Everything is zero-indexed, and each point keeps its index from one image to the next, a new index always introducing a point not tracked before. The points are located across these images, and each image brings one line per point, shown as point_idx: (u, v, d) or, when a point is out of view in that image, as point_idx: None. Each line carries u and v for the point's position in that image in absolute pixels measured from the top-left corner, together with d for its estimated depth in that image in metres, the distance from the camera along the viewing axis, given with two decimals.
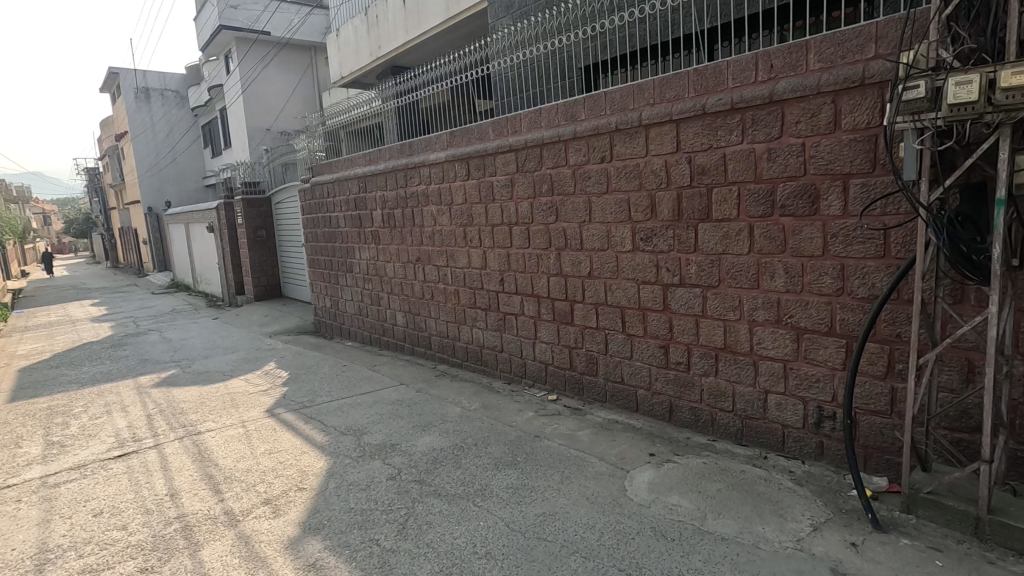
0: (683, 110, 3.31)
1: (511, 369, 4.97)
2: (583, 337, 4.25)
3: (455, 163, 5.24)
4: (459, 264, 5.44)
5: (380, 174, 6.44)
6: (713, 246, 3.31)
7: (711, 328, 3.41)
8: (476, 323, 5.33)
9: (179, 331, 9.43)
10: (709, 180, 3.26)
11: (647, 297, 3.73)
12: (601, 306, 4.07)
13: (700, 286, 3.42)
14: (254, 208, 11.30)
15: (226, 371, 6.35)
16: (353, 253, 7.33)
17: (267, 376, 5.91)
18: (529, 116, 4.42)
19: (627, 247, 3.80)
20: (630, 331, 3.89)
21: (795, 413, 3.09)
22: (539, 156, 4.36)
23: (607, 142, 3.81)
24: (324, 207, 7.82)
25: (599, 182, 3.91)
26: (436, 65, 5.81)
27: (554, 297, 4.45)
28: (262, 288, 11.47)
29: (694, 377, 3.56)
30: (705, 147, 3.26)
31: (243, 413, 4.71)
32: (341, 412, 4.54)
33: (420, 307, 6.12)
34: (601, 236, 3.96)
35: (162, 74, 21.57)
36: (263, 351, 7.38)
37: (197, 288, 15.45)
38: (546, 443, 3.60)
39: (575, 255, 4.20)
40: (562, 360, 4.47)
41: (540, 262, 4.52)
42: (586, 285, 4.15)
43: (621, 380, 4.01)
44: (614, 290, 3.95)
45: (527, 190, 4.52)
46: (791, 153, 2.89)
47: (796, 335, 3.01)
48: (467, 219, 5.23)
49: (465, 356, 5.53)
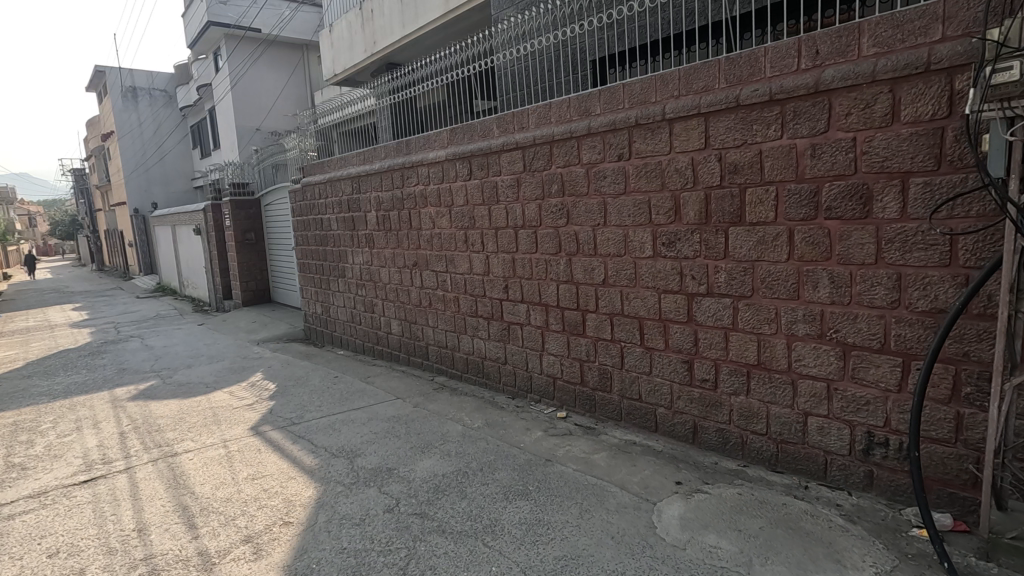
0: (713, 102, 3.01)
1: (516, 382, 4.64)
2: (596, 350, 3.93)
3: (456, 162, 4.91)
4: (459, 269, 5.10)
5: (375, 174, 6.10)
6: (746, 252, 3.01)
7: (742, 342, 3.10)
8: (477, 333, 4.99)
9: (161, 338, 9.00)
10: (743, 179, 2.96)
11: (668, 307, 3.42)
12: (616, 317, 3.75)
13: (731, 296, 3.11)
14: (242, 209, 10.90)
15: (209, 383, 5.96)
16: (345, 257, 6.97)
17: (253, 388, 5.53)
18: (537, 111, 4.10)
19: (647, 253, 3.48)
20: (648, 344, 3.57)
21: (840, 438, 2.77)
22: (548, 154, 4.04)
23: (625, 138, 3.49)
24: (315, 209, 7.46)
25: (616, 182, 3.59)
26: (434, 59, 5.48)
27: (563, 307, 4.12)
28: (250, 292, 11.06)
29: (722, 395, 3.24)
30: (739, 143, 2.95)
31: (225, 431, 4.33)
32: (332, 430, 4.18)
33: (417, 314, 5.77)
34: (617, 240, 3.64)
35: (150, 74, 21.26)
36: (250, 360, 6.99)
37: (183, 292, 14.95)
38: (559, 469, 3.27)
39: (588, 261, 3.88)
40: (572, 374, 4.14)
41: (548, 268, 4.20)
42: (599, 294, 3.83)
43: (638, 397, 3.68)
44: (631, 299, 3.63)
45: (535, 190, 4.20)
46: (839, 149, 2.59)
47: (842, 352, 2.71)
48: (468, 222, 4.90)
49: (465, 368, 5.19)
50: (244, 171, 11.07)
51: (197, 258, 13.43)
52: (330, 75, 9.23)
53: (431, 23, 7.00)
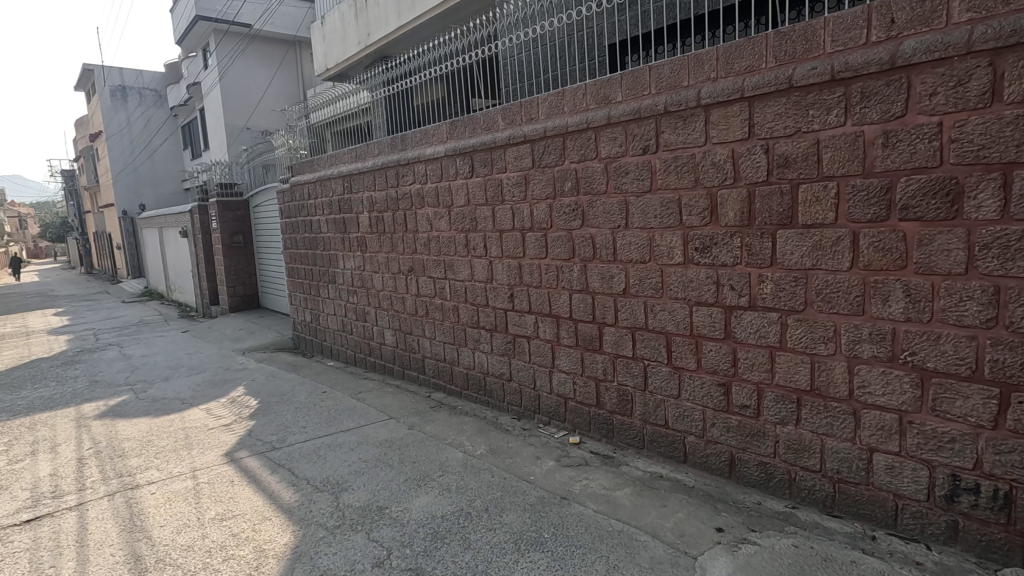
0: (760, 84, 2.58)
1: (523, 402, 4.19)
2: (615, 368, 3.48)
3: (457, 158, 4.47)
4: (459, 276, 4.65)
5: (368, 172, 5.64)
6: (798, 259, 2.58)
7: (792, 364, 2.66)
8: (479, 346, 4.54)
9: (141, 346, 8.49)
10: (796, 174, 2.53)
11: (700, 322, 2.99)
12: (637, 332, 3.31)
13: (778, 310, 2.68)
14: (229, 211, 10.42)
15: (186, 398, 5.47)
16: (336, 262, 6.51)
17: (232, 405, 5.05)
18: (547, 99, 3.68)
19: (676, 260, 3.05)
20: (677, 364, 3.14)
21: (915, 481, 2.34)
22: (560, 148, 3.61)
23: (651, 127, 3.06)
24: (304, 210, 7.00)
25: (640, 178, 3.16)
26: (431, 47, 5.06)
27: (577, 319, 3.68)
28: (238, 298, 10.57)
29: (765, 424, 2.80)
30: (791, 131, 2.52)
31: (197, 457, 3.86)
32: (316, 458, 3.71)
33: (412, 324, 5.32)
34: (641, 245, 3.21)
35: (140, 73, 20.83)
36: (233, 372, 6.50)
37: (170, 297, 14.41)
38: (578, 510, 2.82)
39: (605, 268, 3.44)
40: (586, 395, 3.70)
41: (558, 276, 3.76)
42: (619, 305, 3.39)
43: (664, 423, 3.25)
44: (657, 312, 3.19)
45: (545, 189, 3.76)
46: (920, 136, 2.16)
47: (919, 379, 2.27)
48: (469, 224, 4.45)
49: (465, 384, 4.73)
50: (232, 171, 10.59)
51: (184, 262, 12.93)
52: (322, 71, 8.79)
53: (430, 12, 6.58)
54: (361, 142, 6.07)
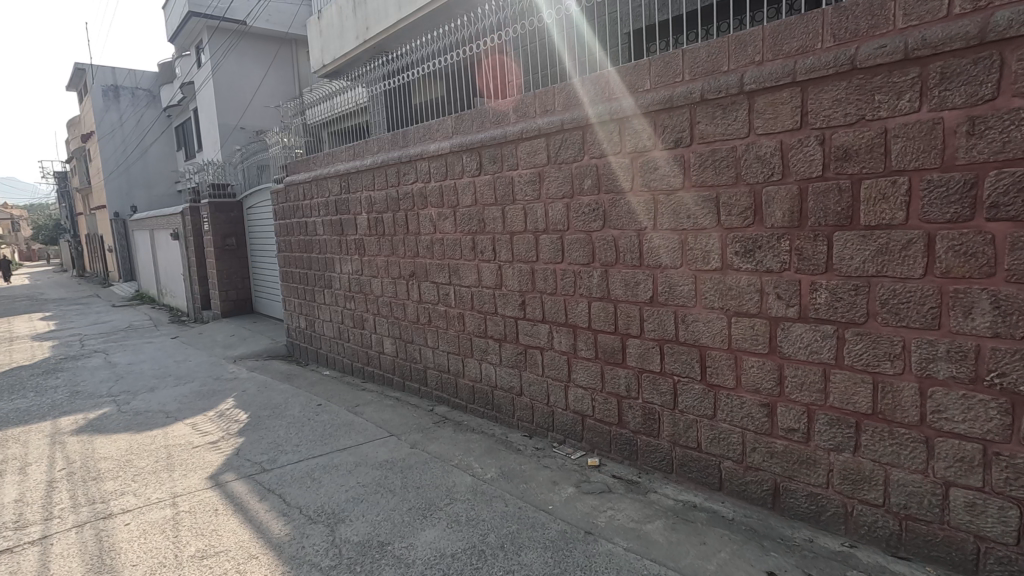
0: (817, 66, 2.27)
1: (535, 418, 3.86)
2: (639, 384, 3.17)
3: (463, 155, 4.16)
4: (465, 282, 4.33)
5: (367, 170, 5.32)
6: (859, 265, 2.27)
7: (851, 384, 2.35)
8: (486, 356, 4.21)
9: (128, 354, 8.11)
10: (858, 168, 2.22)
11: (740, 335, 2.68)
12: (666, 345, 3.00)
13: (834, 323, 2.36)
14: (222, 212, 10.07)
15: (171, 411, 5.12)
16: (332, 265, 6.18)
17: (220, 420, 4.70)
18: (564, 90, 3.37)
19: (713, 265, 2.74)
20: (712, 381, 2.83)
21: (1002, 521, 2.03)
22: (579, 142, 3.30)
23: (685, 117, 2.75)
24: (299, 211, 6.67)
25: (671, 175, 2.85)
26: (434, 37, 4.75)
27: (597, 329, 3.36)
28: (230, 303, 10.19)
29: (817, 450, 2.49)
30: (852, 119, 2.22)
31: (179, 480, 3.51)
32: (309, 482, 3.37)
33: (414, 332, 4.99)
34: (672, 248, 2.89)
35: (133, 73, 20.51)
36: (223, 382, 6.14)
37: (162, 301, 14.01)
38: (607, 548, 2.49)
39: (629, 274, 3.13)
40: (607, 413, 3.38)
41: (575, 282, 3.45)
42: (645, 315, 3.07)
43: (696, 445, 2.95)
44: (689, 323, 2.88)
45: (561, 187, 3.45)
46: (1016, 123, 1.86)
47: (1009, 404, 1.96)
48: (477, 225, 4.13)
49: (471, 398, 4.41)
50: (225, 171, 10.26)
51: (176, 265, 12.56)
52: (318, 68, 8.48)
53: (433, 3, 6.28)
54: (359, 139, 5.76)
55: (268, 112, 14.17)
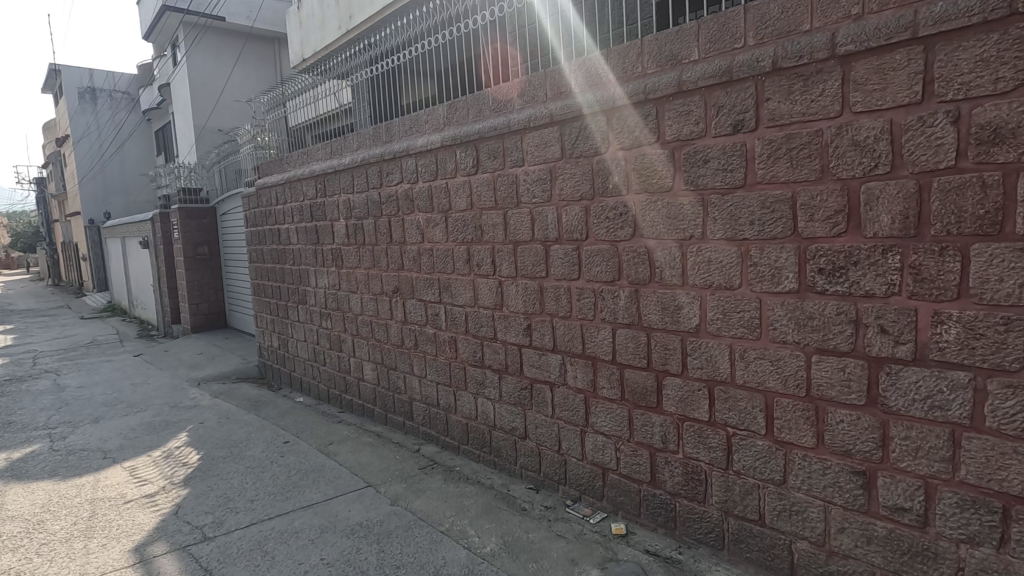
0: (955, 13, 1.64)
1: (542, 468, 3.19)
2: (680, 435, 2.51)
3: (457, 150, 3.50)
4: (458, 300, 3.65)
5: (345, 170, 4.64)
6: (1011, 290, 1.62)
7: (996, 452, 1.69)
8: (483, 390, 3.53)
9: (80, 375, 7.29)
10: (1014, 155, 1.59)
11: (824, 380, 2.03)
12: (718, 388, 2.35)
13: (969, 368, 1.72)
14: (193, 219, 9.32)
15: (111, 450, 4.36)
16: (307, 278, 5.47)
17: (166, 463, 3.96)
18: (576, 67, 2.76)
19: (787, 287, 2.10)
20: (781, 437, 2.17)
21: None
22: (603, 129, 2.65)
23: (749, 93, 2.12)
24: (271, 216, 5.96)
25: (727, 170, 2.21)
26: (419, 15, 4.09)
27: (623, 362, 2.70)
28: (202, 317, 9.41)
29: (940, 541, 1.82)
30: (1006, 86, 1.59)
31: (95, 553, 2.78)
32: (260, 558, 2.66)
33: (398, 358, 4.30)
34: (728, 264, 2.25)
35: (110, 74, 19.83)
36: (181, 411, 5.38)
37: (133, 313, 13.14)
38: None
39: (667, 295, 2.47)
40: (636, 468, 2.71)
41: (596, 305, 2.78)
42: (688, 348, 2.43)
43: (758, 519, 2.29)
44: (750, 361, 2.23)
45: (577, 187, 2.80)
46: None
47: None
48: (472, 233, 3.47)
49: (464, 438, 3.72)
50: (197, 174, 9.53)
51: (147, 275, 11.74)
52: (298, 62, 7.82)
53: None
54: (333, 137, 5.09)
55: (238, 106, 13.40)
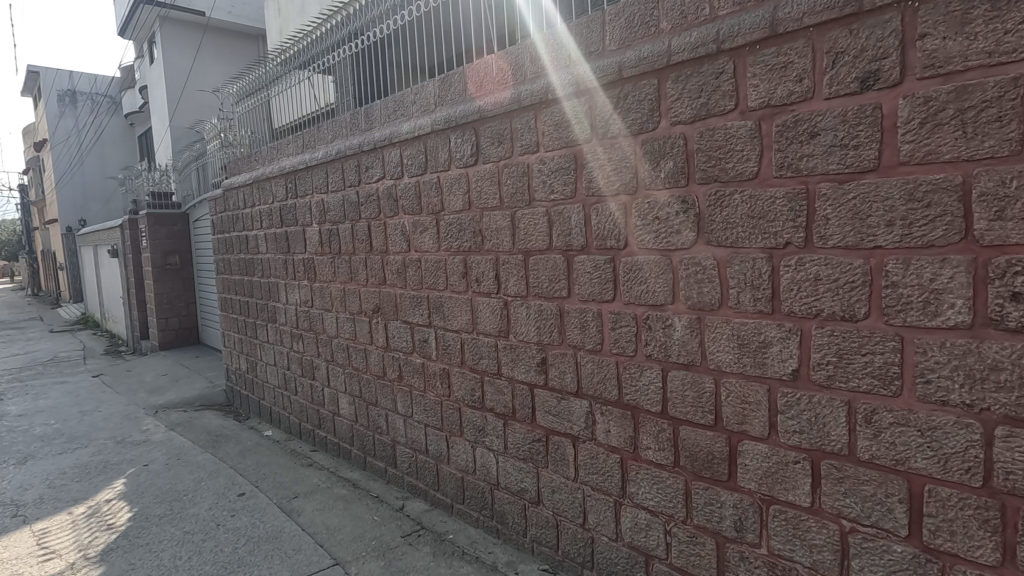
0: None
1: (561, 545, 2.45)
2: (766, 525, 1.78)
3: (450, 137, 2.78)
4: (451, 324, 2.92)
5: (319, 165, 3.92)
6: None
7: None
8: (482, 439, 2.79)
9: (25, 400, 6.46)
10: None
11: (1020, 468, 1.30)
12: (827, 463, 1.63)
13: None
14: (163, 226, 8.55)
15: (27, 503, 3.58)
16: (277, 293, 4.72)
17: (86, 525, 3.18)
18: (574, 30, 2.22)
19: (953, 321, 1.38)
20: (937, 544, 1.44)
21: None
22: (652, 98, 1.94)
23: (889, 28, 1.41)
24: (238, 221, 5.22)
25: (848, 146, 1.51)
26: None
27: (677, 417, 1.98)
28: (171, 332, 8.60)
29: None
30: None
31: None
32: None
33: (379, 391, 3.55)
34: (850, 282, 1.53)
35: (93, 78, 19.20)
36: (125, 448, 4.59)
37: (104, 326, 12.28)
38: None
39: (747, 327, 1.76)
40: (695, 562, 1.97)
41: (639, 337, 2.06)
42: (779, 403, 1.71)
43: None
44: (884, 429, 1.51)
45: (611, 179, 2.09)
46: None
47: None
48: (468, 239, 2.75)
49: (459, 496, 2.98)
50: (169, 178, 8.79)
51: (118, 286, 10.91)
52: None
53: None
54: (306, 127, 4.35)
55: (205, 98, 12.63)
